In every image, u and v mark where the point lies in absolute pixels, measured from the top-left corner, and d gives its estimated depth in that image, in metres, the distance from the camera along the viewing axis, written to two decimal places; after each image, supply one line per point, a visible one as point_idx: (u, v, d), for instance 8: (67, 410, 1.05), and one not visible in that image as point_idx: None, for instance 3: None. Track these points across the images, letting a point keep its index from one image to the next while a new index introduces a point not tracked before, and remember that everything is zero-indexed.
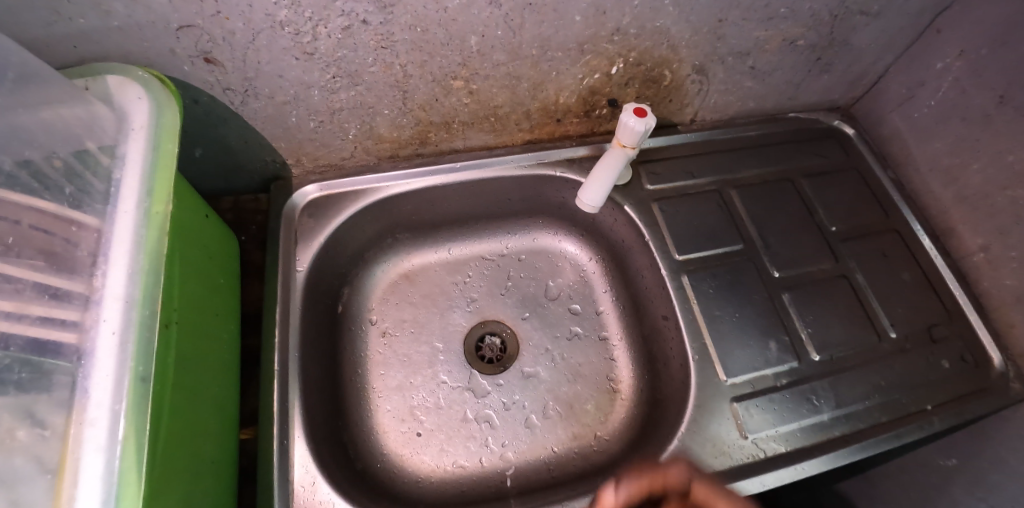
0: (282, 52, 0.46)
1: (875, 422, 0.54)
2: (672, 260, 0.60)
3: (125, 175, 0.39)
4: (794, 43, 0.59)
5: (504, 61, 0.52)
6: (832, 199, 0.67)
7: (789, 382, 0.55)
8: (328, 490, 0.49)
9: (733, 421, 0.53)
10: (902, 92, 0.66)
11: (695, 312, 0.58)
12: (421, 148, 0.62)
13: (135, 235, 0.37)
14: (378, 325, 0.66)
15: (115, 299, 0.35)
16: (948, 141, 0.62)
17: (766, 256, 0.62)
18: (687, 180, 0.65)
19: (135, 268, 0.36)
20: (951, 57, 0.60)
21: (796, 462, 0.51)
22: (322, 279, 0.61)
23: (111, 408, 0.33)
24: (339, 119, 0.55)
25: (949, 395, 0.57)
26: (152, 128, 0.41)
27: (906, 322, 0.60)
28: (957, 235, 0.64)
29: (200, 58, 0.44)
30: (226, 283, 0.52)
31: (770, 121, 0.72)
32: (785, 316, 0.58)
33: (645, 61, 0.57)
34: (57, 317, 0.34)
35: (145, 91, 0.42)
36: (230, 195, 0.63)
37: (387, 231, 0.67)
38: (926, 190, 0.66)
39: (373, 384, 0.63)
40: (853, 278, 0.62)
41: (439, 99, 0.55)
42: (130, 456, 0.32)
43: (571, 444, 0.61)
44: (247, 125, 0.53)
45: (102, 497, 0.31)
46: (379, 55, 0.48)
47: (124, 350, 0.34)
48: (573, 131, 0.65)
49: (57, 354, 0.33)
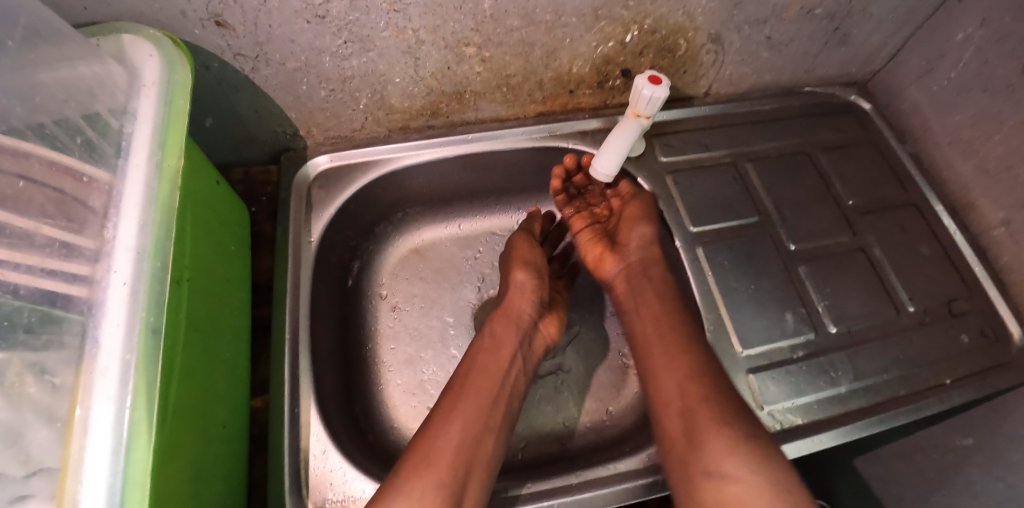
0: (293, 15, 0.45)
1: (894, 395, 0.53)
2: (686, 232, 0.59)
3: (136, 131, 0.39)
4: (812, 11, 0.58)
5: (517, 27, 0.51)
6: (849, 172, 0.66)
7: (806, 354, 0.54)
8: (338, 458, 0.49)
9: (750, 393, 0.52)
10: (921, 65, 0.65)
11: (710, 284, 0.57)
12: (432, 119, 0.61)
13: (147, 188, 0.37)
14: (388, 299, 0.66)
15: (126, 251, 0.35)
16: (969, 113, 0.61)
17: (783, 229, 0.61)
18: (702, 153, 0.64)
19: (146, 221, 0.36)
20: (973, 27, 0.58)
21: (814, 434, 0.50)
22: (333, 250, 0.60)
23: (122, 357, 0.33)
24: (350, 87, 0.54)
25: (968, 370, 0.56)
26: (163, 84, 0.40)
27: (924, 296, 0.59)
28: (977, 210, 0.62)
29: (211, 21, 0.44)
30: (237, 251, 0.51)
31: (786, 95, 0.71)
32: (802, 288, 0.57)
33: (660, 28, 0.56)
34: (69, 271, 0.33)
35: (156, 48, 0.41)
36: (241, 167, 0.62)
37: (397, 205, 0.66)
38: (946, 164, 0.65)
39: (383, 357, 0.62)
40: (871, 251, 0.61)
41: (451, 67, 0.54)
42: (141, 407, 0.32)
43: (583, 418, 0.60)
44: (258, 93, 0.53)
45: (113, 447, 0.31)
46: (392, 19, 0.47)
47: (135, 300, 0.34)
48: (585, 103, 0.64)
49: (67, 305, 0.33)
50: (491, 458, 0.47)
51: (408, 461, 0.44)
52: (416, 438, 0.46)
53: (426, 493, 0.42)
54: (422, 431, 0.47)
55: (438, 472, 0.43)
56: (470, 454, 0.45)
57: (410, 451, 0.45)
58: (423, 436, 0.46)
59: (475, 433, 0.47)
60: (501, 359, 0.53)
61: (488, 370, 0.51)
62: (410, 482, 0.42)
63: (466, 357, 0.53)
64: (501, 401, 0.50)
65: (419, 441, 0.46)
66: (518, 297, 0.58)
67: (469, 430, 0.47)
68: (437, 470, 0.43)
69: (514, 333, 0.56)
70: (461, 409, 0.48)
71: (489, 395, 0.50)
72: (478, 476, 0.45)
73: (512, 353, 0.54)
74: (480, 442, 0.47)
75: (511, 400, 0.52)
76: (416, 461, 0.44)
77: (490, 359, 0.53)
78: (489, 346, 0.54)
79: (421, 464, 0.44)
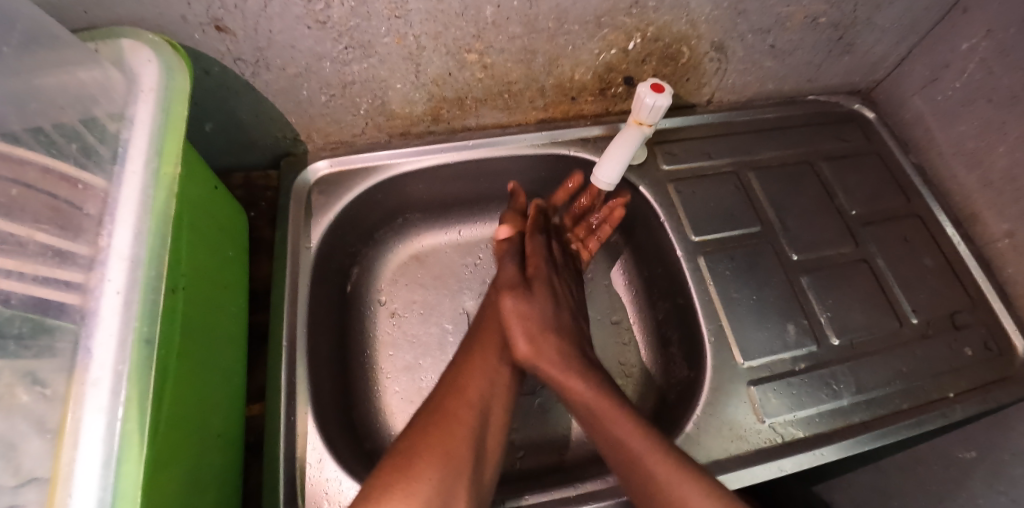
0: (294, 21, 0.45)
1: (896, 408, 0.53)
2: (688, 241, 0.59)
3: (133, 137, 0.39)
4: (816, 20, 0.58)
5: (519, 34, 0.51)
6: (852, 182, 0.65)
7: (807, 366, 0.54)
8: (334, 467, 0.48)
9: (750, 405, 0.52)
10: (925, 75, 0.65)
11: (711, 294, 0.56)
12: (433, 125, 0.61)
13: (142, 196, 0.37)
14: (387, 305, 0.65)
15: (121, 259, 0.35)
16: (973, 123, 0.61)
17: (785, 239, 0.60)
18: (704, 161, 0.64)
19: (141, 230, 0.36)
20: (978, 38, 0.57)
21: (815, 448, 0.50)
22: (332, 256, 0.60)
23: (114, 368, 0.32)
24: (350, 93, 0.54)
25: (972, 384, 0.55)
26: (162, 91, 0.40)
27: (927, 308, 0.58)
28: (981, 221, 0.62)
29: (211, 26, 0.44)
30: (235, 256, 0.51)
31: (789, 104, 0.70)
32: (803, 299, 0.57)
33: (663, 36, 0.55)
34: (62, 279, 0.33)
35: (155, 54, 0.41)
36: (241, 171, 0.62)
37: (397, 211, 0.66)
38: (949, 175, 0.65)
39: (381, 364, 0.62)
40: (874, 262, 0.60)
41: (453, 73, 0.54)
42: (132, 418, 0.32)
43: (582, 428, 0.60)
44: (258, 98, 0.52)
45: (103, 460, 0.30)
46: (393, 25, 0.47)
47: (128, 310, 0.34)
48: (587, 110, 0.64)
49: (60, 314, 0.32)
50: (510, 390, 0.50)
51: (434, 397, 0.47)
52: (444, 376, 0.49)
53: (454, 424, 0.45)
54: (449, 370, 0.50)
55: (467, 398, 0.47)
56: (494, 386, 0.49)
57: (438, 391, 0.48)
58: (452, 371, 0.49)
59: (496, 368, 0.50)
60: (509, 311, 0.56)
61: (503, 319, 0.55)
62: (432, 440, 0.43)
63: (480, 312, 0.57)
64: (515, 344, 0.54)
65: (446, 381, 0.49)
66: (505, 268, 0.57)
67: (491, 364, 0.50)
68: (467, 397, 0.47)
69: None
70: (483, 350, 0.51)
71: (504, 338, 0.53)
72: (500, 404, 0.49)
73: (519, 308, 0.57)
74: (500, 376, 0.50)
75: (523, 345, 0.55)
76: (445, 396, 0.47)
77: (502, 310, 0.56)
78: (499, 300, 0.57)
79: (454, 391, 0.47)
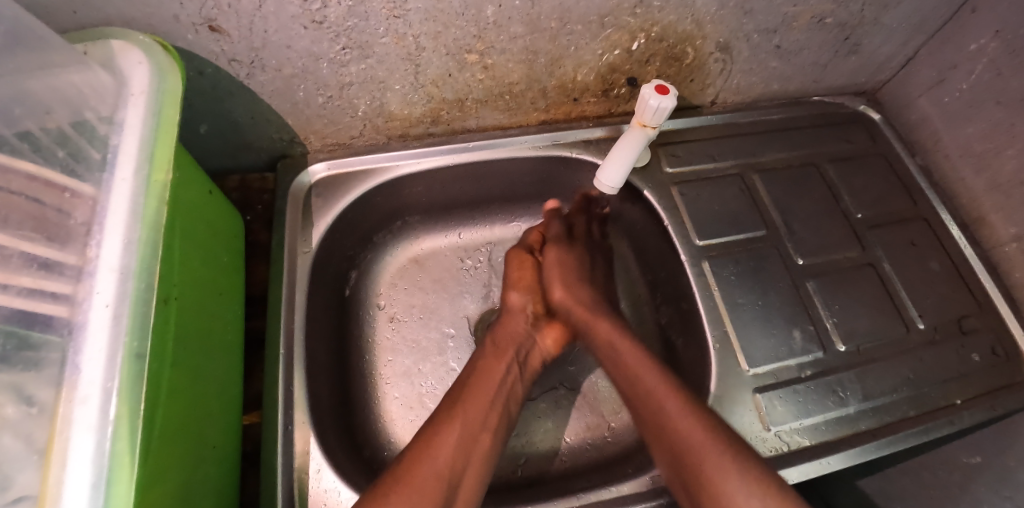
0: (290, 21, 0.43)
1: (903, 415, 0.52)
2: (692, 245, 0.58)
3: (122, 142, 0.37)
4: (823, 20, 0.56)
5: (521, 34, 0.50)
6: (858, 184, 0.64)
7: (814, 373, 0.53)
8: (334, 477, 0.47)
9: (756, 413, 0.51)
10: (932, 75, 0.64)
11: (716, 300, 0.55)
12: (433, 127, 0.60)
13: (133, 203, 0.36)
14: (386, 310, 0.64)
15: (110, 270, 0.34)
16: (981, 125, 0.60)
17: (791, 243, 0.59)
18: (708, 163, 0.63)
19: (132, 238, 0.35)
20: (987, 38, 0.56)
21: (822, 456, 0.49)
22: (330, 260, 0.59)
23: (103, 385, 0.31)
24: (348, 94, 0.52)
25: (979, 390, 0.55)
26: (153, 93, 0.39)
27: (934, 313, 0.58)
28: (988, 225, 0.61)
29: (205, 26, 0.42)
30: (230, 262, 0.50)
31: (794, 105, 0.69)
32: (810, 304, 0.56)
33: (667, 36, 0.54)
34: (48, 291, 0.32)
35: (146, 55, 0.40)
36: (237, 174, 0.61)
37: (396, 214, 0.64)
38: (956, 178, 0.64)
39: (380, 370, 0.61)
40: (880, 266, 0.59)
41: (452, 74, 0.53)
42: (123, 437, 0.31)
43: (584, 434, 0.59)
44: (254, 99, 0.51)
45: (92, 481, 0.29)
46: (391, 25, 0.46)
47: (118, 324, 0.32)
48: (589, 111, 0.63)
49: (46, 328, 0.31)
50: (487, 458, 0.47)
51: (407, 455, 0.45)
52: (419, 433, 0.47)
53: (418, 495, 0.42)
54: (426, 427, 0.47)
55: (436, 452, 0.45)
56: (469, 452, 0.46)
57: (410, 450, 0.45)
58: (426, 432, 0.46)
59: (473, 433, 0.47)
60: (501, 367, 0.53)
61: (492, 373, 0.52)
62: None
63: (471, 362, 0.54)
64: (500, 404, 0.51)
65: (423, 436, 0.46)
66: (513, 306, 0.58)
67: (469, 430, 0.47)
68: (437, 465, 0.44)
69: (513, 344, 0.55)
70: (462, 412, 0.48)
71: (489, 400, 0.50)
72: (473, 474, 0.46)
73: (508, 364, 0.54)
74: (478, 441, 0.47)
75: (509, 405, 0.52)
76: (415, 462, 0.44)
77: (493, 363, 0.53)
78: (490, 351, 0.54)
79: (424, 457, 0.44)
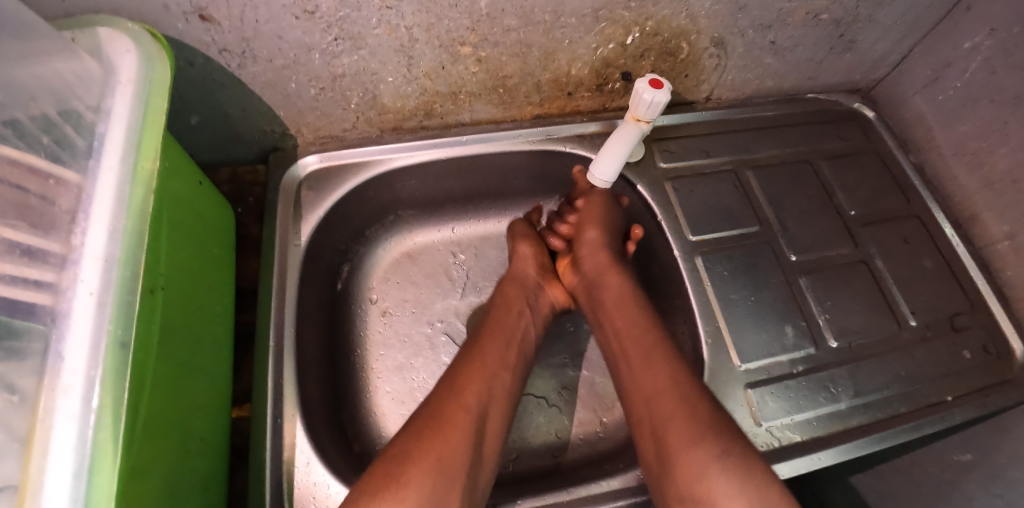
0: (281, 11, 0.43)
1: (894, 412, 0.52)
2: (685, 241, 0.58)
3: (109, 130, 0.37)
4: (818, 16, 0.56)
5: (515, 26, 0.50)
6: (851, 181, 0.64)
7: (805, 369, 0.53)
8: (322, 471, 0.47)
9: (747, 409, 0.51)
10: (926, 74, 0.64)
11: (709, 296, 0.55)
12: (426, 120, 0.59)
13: (119, 192, 0.35)
14: (378, 304, 0.64)
15: (94, 259, 0.33)
16: (975, 123, 0.60)
17: (783, 239, 0.59)
18: (702, 159, 0.63)
19: (117, 227, 0.35)
20: (981, 36, 0.56)
21: (813, 452, 0.49)
22: (321, 253, 0.59)
23: (87, 374, 0.31)
24: (340, 86, 0.52)
25: (970, 387, 0.55)
26: (141, 82, 0.39)
27: (927, 310, 0.58)
28: (981, 223, 0.61)
29: (195, 15, 0.42)
30: (220, 254, 0.50)
31: (788, 102, 0.69)
32: (802, 300, 0.56)
33: (662, 31, 0.54)
34: (32, 278, 0.31)
35: (134, 44, 0.39)
36: (228, 166, 0.60)
37: (389, 207, 0.64)
38: (949, 176, 0.64)
39: (371, 364, 0.61)
40: (873, 263, 0.59)
41: (446, 67, 0.53)
42: (106, 426, 0.30)
43: (576, 430, 0.59)
44: (245, 90, 0.51)
45: (73, 469, 0.29)
46: (384, 17, 0.46)
47: (102, 313, 0.32)
48: (584, 106, 0.63)
49: (30, 316, 0.31)
50: (508, 394, 0.48)
51: (430, 400, 0.45)
52: (445, 373, 0.47)
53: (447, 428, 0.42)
54: (450, 368, 0.48)
55: (465, 404, 0.44)
56: (493, 390, 0.47)
57: (431, 398, 0.45)
58: (450, 372, 0.47)
59: (494, 370, 0.48)
60: (510, 312, 0.55)
61: (505, 321, 0.54)
62: (426, 445, 0.41)
63: (485, 314, 0.55)
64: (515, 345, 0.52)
65: (445, 383, 0.46)
66: (521, 264, 0.61)
67: (491, 367, 0.48)
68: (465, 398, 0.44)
69: (521, 291, 0.58)
70: (484, 352, 0.49)
71: (505, 343, 0.51)
72: (496, 408, 0.46)
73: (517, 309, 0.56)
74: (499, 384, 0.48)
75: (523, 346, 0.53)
76: (443, 396, 0.44)
77: (504, 311, 0.55)
78: (501, 303, 0.56)
79: (452, 390, 0.45)
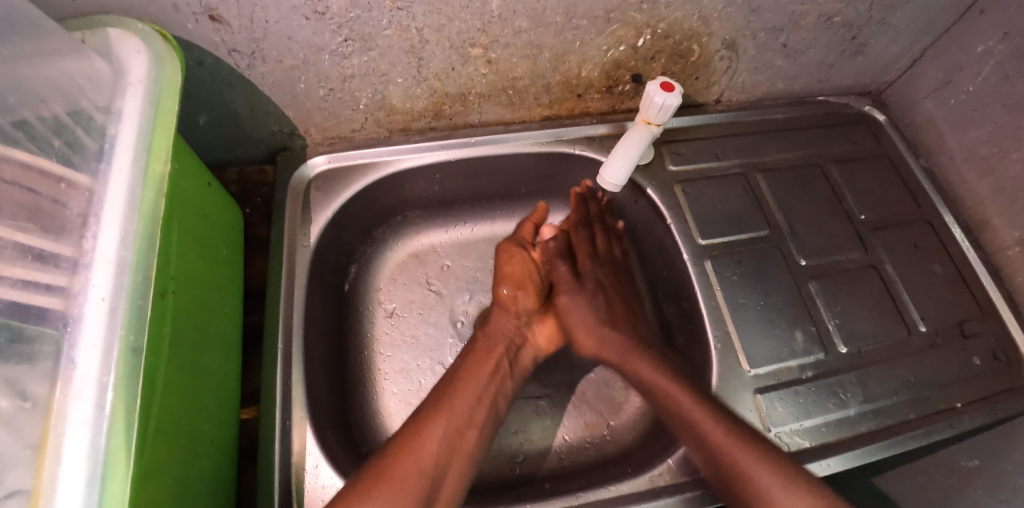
0: (291, 11, 0.43)
1: (904, 418, 0.52)
2: (695, 244, 0.58)
3: (120, 131, 0.37)
4: (830, 19, 0.56)
5: (526, 28, 0.49)
6: (862, 186, 0.64)
7: (815, 374, 0.52)
8: (331, 474, 0.46)
9: (756, 414, 0.50)
10: (938, 77, 0.63)
11: (718, 300, 0.55)
12: (435, 121, 0.59)
13: (130, 195, 0.35)
14: (385, 305, 0.64)
15: (106, 263, 0.33)
16: (987, 128, 0.59)
17: (793, 244, 0.59)
18: (712, 162, 0.63)
19: (129, 231, 0.34)
20: (994, 41, 0.56)
21: (822, 458, 0.49)
22: (329, 254, 0.58)
23: (99, 380, 0.31)
24: (350, 87, 0.52)
25: (980, 394, 0.54)
26: (152, 82, 0.38)
27: (936, 316, 0.57)
28: (992, 228, 0.61)
29: (204, 15, 0.41)
30: (229, 255, 0.50)
31: (798, 104, 0.69)
32: (812, 305, 0.56)
33: (673, 33, 0.54)
34: (43, 281, 0.31)
35: (145, 44, 0.39)
36: (236, 165, 0.60)
37: (397, 208, 0.64)
38: (960, 181, 0.64)
39: (378, 365, 0.60)
40: (883, 268, 0.59)
41: (456, 68, 0.52)
42: (118, 433, 0.30)
43: (583, 433, 0.59)
44: (254, 91, 0.50)
45: (86, 477, 0.29)
46: (394, 17, 0.45)
47: (114, 317, 0.32)
48: (593, 108, 0.62)
49: (41, 320, 0.31)
50: (471, 452, 0.47)
51: (394, 446, 0.45)
52: (398, 431, 0.46)
53: (400, 493, 0.42)
54: (409, 422, 0.47)
55: (420, 458, 0.44)
56: (458, 431, 0.47)
57: (394, 443, 0.45)
58: (400, 439, 0.45)
59: (459, 427, 0.47)
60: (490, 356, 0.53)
61: (475, 377, 0.51)
62: (380, 501, 0.41)
63: (447, 373, 0.52)
64: (487, 398, 0.50)
65: (409, 429, 0.46)
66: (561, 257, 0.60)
67: (454, 421, 0.47)
68: (419, 459, 0.44)
69: (505, 334, 0.56)
70: (448, 407, 0.48)
71: (470, 393, 0.50)
72: (457, 467, 0.46)
73: (488, 375, 0.52)
74: (462, 436, 0.47)
75: (496, 401, 0.51)
76: (398, 451, 0.44)
77: (476, 364, 0.52)
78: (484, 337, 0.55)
79: (407, 449, 0.44)
